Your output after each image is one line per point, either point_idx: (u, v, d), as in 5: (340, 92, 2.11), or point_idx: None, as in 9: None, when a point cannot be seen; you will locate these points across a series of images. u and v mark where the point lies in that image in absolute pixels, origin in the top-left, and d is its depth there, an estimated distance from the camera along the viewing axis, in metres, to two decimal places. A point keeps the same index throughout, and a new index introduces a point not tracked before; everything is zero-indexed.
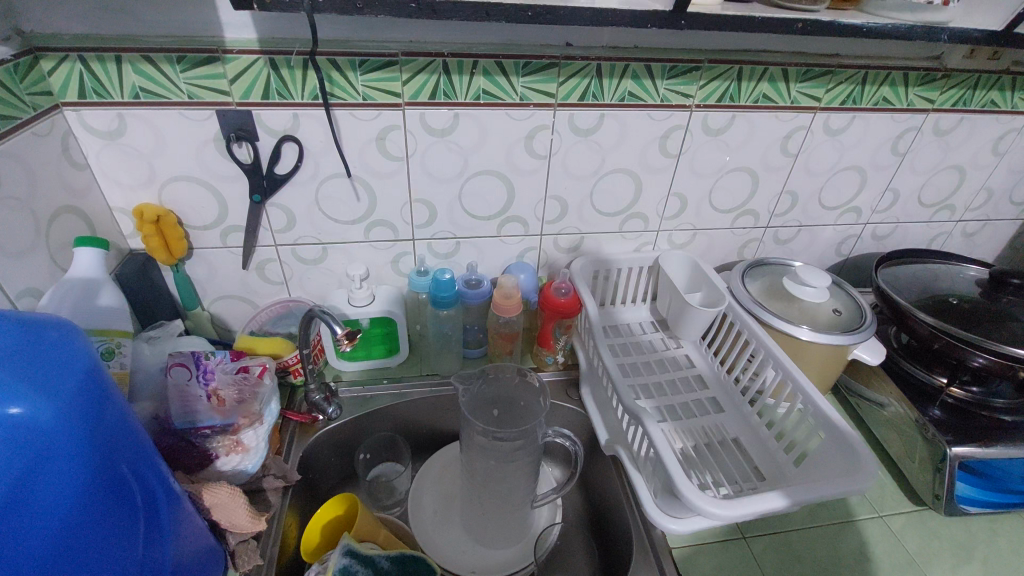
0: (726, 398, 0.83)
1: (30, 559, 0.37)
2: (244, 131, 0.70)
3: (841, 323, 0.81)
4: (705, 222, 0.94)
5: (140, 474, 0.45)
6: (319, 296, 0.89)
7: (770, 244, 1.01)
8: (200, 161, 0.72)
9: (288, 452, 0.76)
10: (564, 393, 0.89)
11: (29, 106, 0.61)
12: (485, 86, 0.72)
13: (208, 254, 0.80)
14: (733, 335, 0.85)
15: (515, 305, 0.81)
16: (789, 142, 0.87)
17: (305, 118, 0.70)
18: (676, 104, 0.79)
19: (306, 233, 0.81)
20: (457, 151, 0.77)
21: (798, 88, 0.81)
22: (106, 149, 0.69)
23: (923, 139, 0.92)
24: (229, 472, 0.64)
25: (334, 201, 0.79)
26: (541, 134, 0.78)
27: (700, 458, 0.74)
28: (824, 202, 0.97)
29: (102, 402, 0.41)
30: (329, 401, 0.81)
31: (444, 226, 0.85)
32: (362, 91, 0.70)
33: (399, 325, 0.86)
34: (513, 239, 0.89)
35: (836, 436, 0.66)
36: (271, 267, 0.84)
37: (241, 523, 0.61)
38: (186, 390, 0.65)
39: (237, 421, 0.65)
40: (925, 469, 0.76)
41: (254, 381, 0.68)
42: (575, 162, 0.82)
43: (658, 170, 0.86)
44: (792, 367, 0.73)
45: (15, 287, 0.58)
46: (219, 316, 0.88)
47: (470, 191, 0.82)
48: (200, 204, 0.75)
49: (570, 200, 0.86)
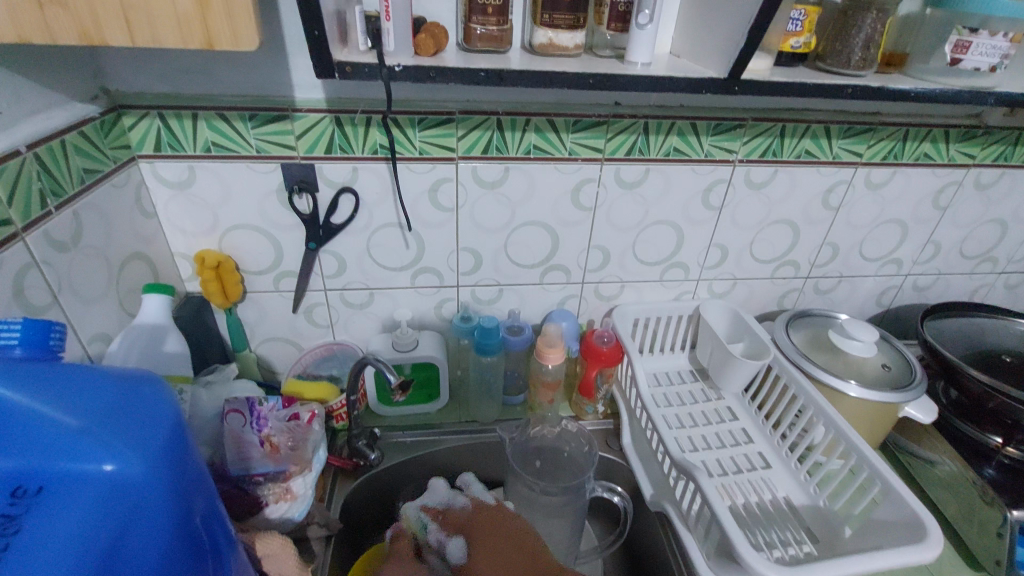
0: (772, 453, 0.81)
1: None
2: (306, 182, 0.73)
3: (889, 378, 0.80)
4: (746, 272, 0.94)
5: (210, 526, 0.45)
6: (362, 339, 0.90)
7: (810, 294, 1.00)
8: (260, 210, 0.75)
9: (331, 498, 0.76)
10: (604, 443, 0.88)
11: (110, 160, 0.64)
12: (536, 142, 0.75)
13: (260, 298, 0.83)
14: (778, 388, 0.84)
15: (559, 354, 0.81)
16: (830, 195, 0.88)
17: (363, 171, 0.73)
18: (720, 160, 0.80)
19: (355, 279, 0.83)
20: (505, 203, 0.79)
21: (839, 144, 0.82)
22: (174, 198, 0.73)
23: (964, 193, 0.92)
24: (276, 520, 0.65)
25: (384, 249, 0.81)
26: (587, 186, 0.80)
27: (751, 517, 0.72)
28: (864, 254, 0.97)
29: (185, 455, 0.41)
30: (371, 447, 0.80)
31: (488, 274, 0.86)
32: (419, 146, 0.73)
33: (440, 371, 0.87)
34: (555, 287, 0.90)
35: (896, 499, 0.65)
36: (319, 310, 0.85)
37: (290, 574, 0.60)
38: (240, 436, 0.65)
39: (288, 469, 0.66)
40: (984, 533, 0.73)
41: (305, 428, 0.69)
42: (619, 214, 0.83)
43: (700, 222, 0.87)
44: (844, 425, 0.72)
45: (87, 332, 0.60)
46: (264, 358, 0.89)
47: (516, 240, 0.83)
48: (256, 250, 0.78)
49: (612, 249, 0.87)
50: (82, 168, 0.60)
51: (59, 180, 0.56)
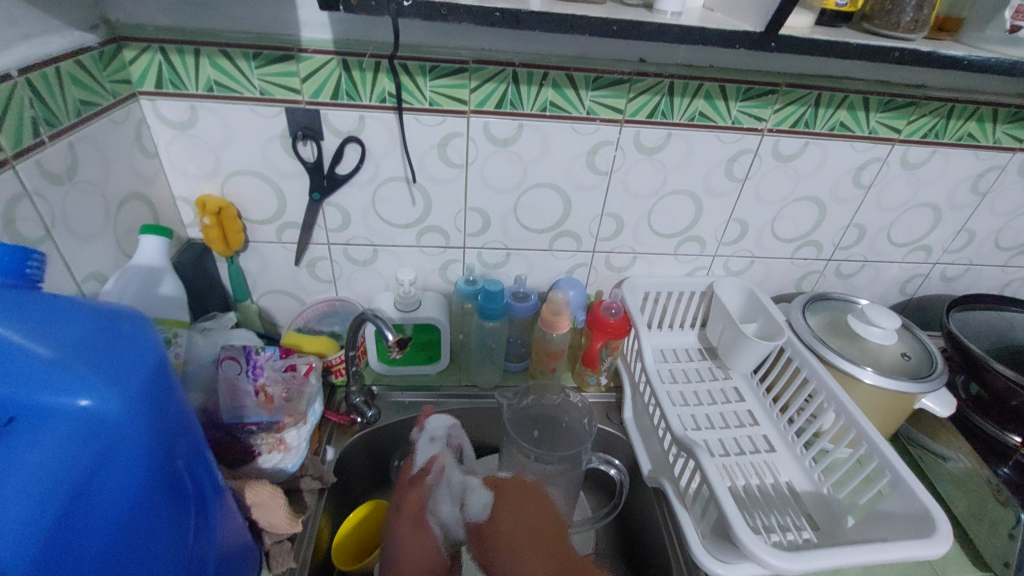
0: (778, 437, 0.79)
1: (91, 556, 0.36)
2: (310, 130, 0.70)
3: (908, 368, 0.76)
4: (765, 251, 0.90)
5: (194, 470, 0.45)
6: (365, 297, 0.88)
7: (831, 278, 0.96)
8: (263, 155, 0.72)
9: (326, 451, 0.75)
10: (605, 416, 0.86)
11: (109, 93, 0.62)
12: (553, 98, 0.71)
13: (262, 248, 0.81)
14: (790, 371, 0.81)
15: (566, 323, 0.79)
16: (862, 174, 0.83)
17: (369, 120, 0.70)
18: (748, 128, 0.76)
19: (360, 234, 0.81)
20: (518, 162, 0.76)
21: (878, 118, 0.77)
22: (176, 139, 0.70)
23: (1007, 178, 0.86)
24: (269, 470, 0.64)
25: (390, 205, 0.78)
26: (604, 149, 0.76)
27: (750, 499, 0.70)
28: (892, 238, 0.92)
29: (165, 399, 0.39)
30: (368, 405, 0.80)
31: (497, 237, 0.84)
32: (429, 97, 0.69)
33: (442, 334, 0.85)
34: (564, 254, 0.87)
35: (904, 492, 0.63)
36: (322, 265, 0.84)
37: (279, 524, 0.60)
38: (235, 383, 0.64)
39: (282, 420, 0.65)
40: (997, 534, 0.70)
41: (301, 380, 0.68)
42: (636, 181, 0.80)
43: (722, 194, 0.83)
44: (856, 413, 0.69)
45: (82, 270, 0.58)
46: (266, 311, 0.88)
47: (526, 203, 0.80)
48: (259, 198, 0.76)
49: (626, 218, 0.84)
50: (78, 100, 0.57)
51: (53, 110, 0.54)
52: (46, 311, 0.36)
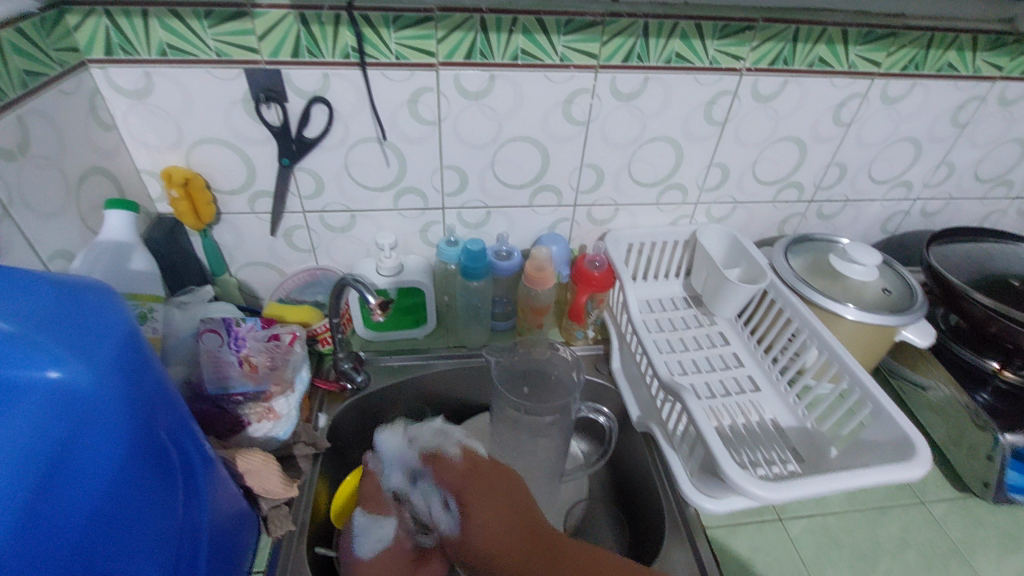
0: (763, 377, 0.80)
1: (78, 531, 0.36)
2: (273, 92, 0.67)
3: (889, 302, 0.77)
4: (747, 195, 0.90)
5: (176, 440, 0.45)
6: (345, 264, 0.87)
7: (812, 220, 0.96)
8: (227, 122, 0.69)
9: (318, 418, 0.76)
10: (594, 368, 0.87)
11: (56, 62, 0.59)
12: (524, 46, 0.68)
13: (235, 219, 0.79)
14: (773, 313, 0.81)
15: (546, 278, 0.79)
16: (842, 110, 0.82)
17: (334, 78, 0.67)
18: (725, 68, 0.74)
19: (334, 199, 0.79)
20: (491, 115, 0.74)
21: (856, 52, 0.75)
22: (134, 108, 0.67)
23: (987, 108, 0.85)
24: (260, 439, 0.64)
25: (363, 166, 0.76)
26: (580, 98, 0.74)
27: (736, 437, 0.72)
28: (873, 175, 0.91)
29: (139, 370, 0.39)
30: (357, 370, 0.80)
31: (475, 195, 0.82)
32: (395, 50, 0.66)
33: (426, 297, 0.85)
34: (545, 209, 0.86)
35: (885, 420, 0.64)
36: (299, 234, 0.82)
37: (274, 489, 0.61)
38: (218, 355, 0.64)
39: (268, 389, 0.65)
40: (973, 455, 0.72)
41: (285, 349, 0.68)
42: (613, 130, 0.78)
43: (702, 139, 0.81)
44: (838, 348, 0.70)
45: (46, 249, 0.57)
46: (246, 284, 0.87)
47: (503, 158, 0.78)
48: (227, 167, 0.74)
49: (606, 168, 0.82)
50: (23, 70, 0.54)
51: None
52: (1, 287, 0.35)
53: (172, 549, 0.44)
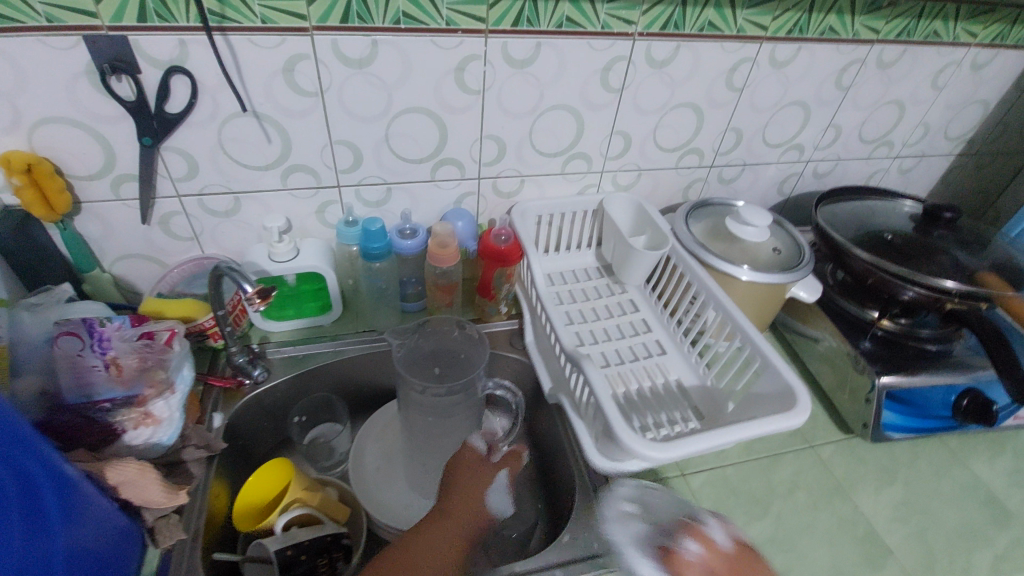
0: (668, 340, 0.83)
1: None
2: (121, 62, 0.60)
3: (779, 261, 0.80)
4: (650, 162, 0.90)
5: (18, 465, 0.38)
6: (236, 251, 0.81)
7: (714, 185, 0.99)
8: (70, 97, 0.61)
9: (213, 419, 0.71)
10: (507, 343, 0.86)
11: None
12: (405, 9, 0.64)
13: (99, 207, 0.71)
14: (676, 278, 0.83)
15: (451, 255, 0.76)
16: (735, 75, 0.83)
17: (192, 45, 0.61)
18: (618, 33, 0.73)
19: (213, 181, 0.72)
20: (379, 85, 0.69)
21: (744, 15, 0.76)
22: None
23: (867, 71, 0.89)
24: (141, 447, 0.59)
25: (241, 144, 0.70)
26: (472, 65, 0.71)
27: (640, 401, 0.74)
28: (768, 139, 0.94)
29: None
30: (254, 364, 0.76)
31: (372, 171, 0.78)
32: (259, 13, 0.60)
33: (327, 281, 0.80)
34: (448, 184, 0.83)
35: (772, 374, 0.67)
36: (177, 220, 0.75)
37: (156, 499, 0.56)
38: (77, 360, 0.58)
39: (142, 392, 0.59)
40: (855, 400, 0.78)
41: (161, 348, 0.62)
42: (511, 99, 0.75)
43: (601, 106, 0.80)
44: (731, 308, 0.73)
45: None
46: (123, 278, 0.79)
47: (397, 131, 0.74)
48: (79, 149, 0.65)
49: (508, 139, 0.80)
50: None
51: None
52: None
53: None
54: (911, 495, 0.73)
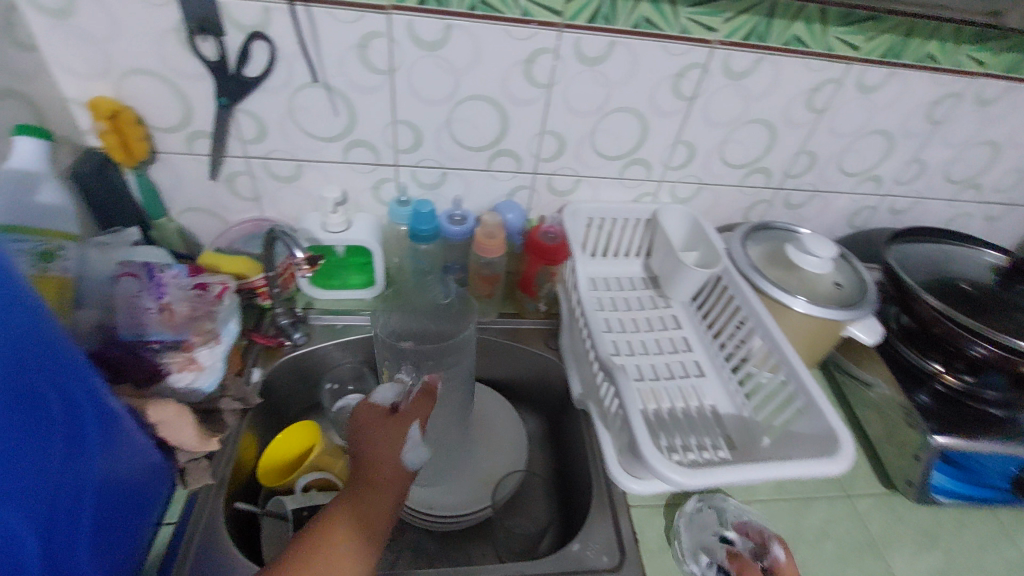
0: (708, 363, 0.80)
1: None
2: (209, 22, 0.62)
3: (839, 297, 0.76)
4: (713, 177, 0.87)
5: (56, 386, 0.41)
6: (292, 217, 0.84)
7: (779, 208, 0.94)
8: (160, 51, 0.64)
9: (251, 372, 0.74)
10: (542, 341, 0.85)
11: None
12: None
13: (173, 159, 0.74)
14: (725, 300, 0.80)
15: (497, 247, 0.76)
16: (815, 96, 0.79)
17: (276, 13, 0.62)
18: (697, 39, 0.70)
19: (278, 146, 0.75)
20: (448, 70, 0.70)
21: (834, 33, 0.72)
22: (55, 29, 0.62)
23: (964, 106, 0.83)
24: (183, 390, 0.62)
25: (309, 114, 0.72)
26: (542, 58, 0.70)
27: (671, 421, 0.71)
28: (843, 167, 0.89)
29: (7, 306, 0.35)
30: (296, 327, 0.79)
31: (430, 154, 0.78)
32: None
33: (374, 257, 0.82)
34: (504, 175, 0.82)
35: (815, 414, 0.64)
36: (241, 180, 0.78)
37: (189, 443, 0.59)
38: (135, 300, 0.61)
39: (188, 339, 0.61)
40: (903, 455, 0.73)
41: (211, 301, 0.65)
42: (578, 97, 0.74)
43: (670, 114, 0.78)
44: (780, 339, 0.69)
45: None
46: (186, 230, 0.83)
47: (460, 117, 0.75)
48: (161, 102, 0.69)
49: (569, 137, 0.79)
50: None
51: None
52: None
53: (43, 508, 0.40)
54: (952, 566, 0.67)
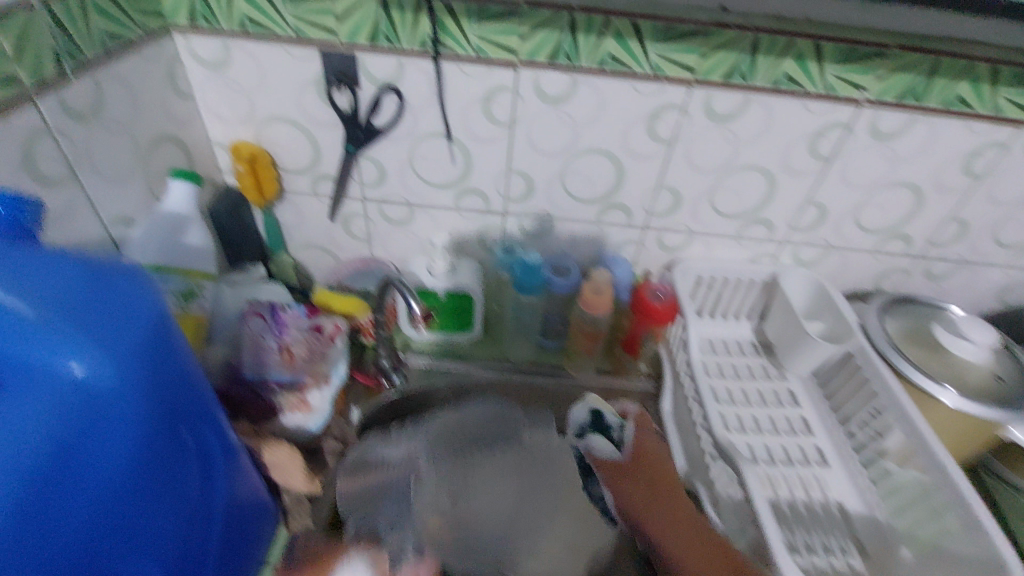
0: (834, 451, 0.72)
1: (84, 522, 0.34)
2: (346, 76, 0.65)
3: (998, 391, 0.65)
4: (843, 241, 0.79)
5: (199, 430, 0.43)
6: (398, 257, 0.85)
7: (918, 278, 0.84)
8: (299, 101, 0.68)
9: (351, 413, 0.75)
10: (642, 405, 0.80)
11: (139, 27, 0.59)
12: (613, 52, 0.62)
13: (297, 199, 0.78)
14: (856, 380, 0.72)
15: (604, 304, 0.74)
16: (977, 160, 0.70)
17: (408, 67, 0.64)
18: (842, 97, 0.65)
19: (394, 191, 0.76)
20: (569, 124, 0.68)
21: (1008, 93, 0.64)
22: (211, 80, 0.67)
23: None
24: (292, 430, 0.62)
25: (427, 162, 0.73)
26: (668, 114, 0.67)
27: (793, 515, 0.64)
28: (1002, 238, 0.78)
29: (159, 363, 0.37)
30: (395, 370, 0.78)
31: (540, 205, 0.77)
32: (474, 44, 0.62)
33: (476, 303, 0.82)
34: (612, 229, 0.79)
35: (975, 532, 0.55)
36: (356, 221, 0.80)
37: (297, 485, 0.60)
38: (259, 340, 0.64)
39: (304, 379, 0.63)
40: None
41: (325, 342, 0.66)
42: (702, 154, 0.70)
43: (802, 174, 0.72)
44: (929, 437, 0.61)
45: (110, 213, 0.57)
46: (300, 264, 0.87)
47: (575, 170, 0.73)
48: (294, 147, 0.72)
49: (687, 194, 0.74)
50: (105, 32, 0.54)
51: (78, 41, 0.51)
52: (33, 267, 0.33)
53: (182, 549, 0.42)
54: None
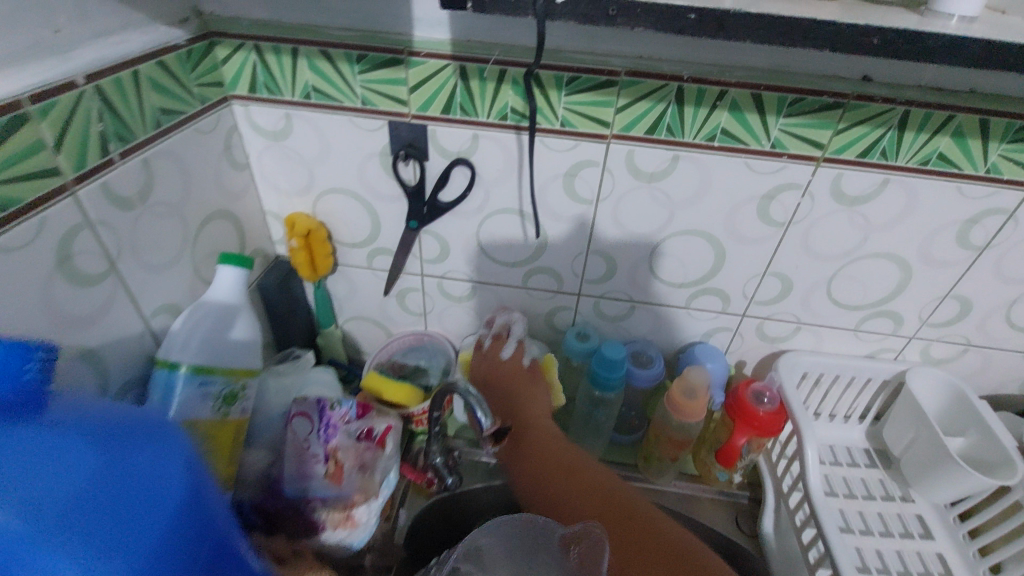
0: None
1: None
2: (415, 147, 0.58)
3: None
4: (987, 339, 0.66)
5: None
6: (457, 334, 0.77)
7: None
8: (361, 173, 0.61)
9: (397, 516, 0.66)
10: (733, 523, 0.68)
11: (196, 99, 0.54)
12: (726, 125, 0.53)
13: (351, 272, 0.71)
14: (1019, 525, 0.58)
15: (699, 409, 0.62)
16: None
17: (484, 140, 0.57)
18: (1008, 180, 0.53)
19: (458, 267, 0.68)
20: (664, 202, 0.59)
21: None
22: (268, 150, 0.62)
23: None
24: (332, 546, 0.54)
25: (497, 238, 0.65)
26: (786, 194, 0.56)
27: None
28: None
29: (188, 552, 0.29)
30: (448, 469, 0.65)
31: (621, 287, 0.67)
32: (562, 116, 0.54)
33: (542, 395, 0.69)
34: (704, 316, 0.69)
35: None
36: (413, 296, 0.73)
37: None
38: (303, 446, 0.55)
39: (351, 495, 0.54)
40: None
41: (375, 449, 0.58)
42: (822, 239, 0.59)
43: (945, 264, 0.60)
44: None
45: (151, 304, 0.51)
46: (350, 336, 0.80)
47: (666, 252, 0.63)
48: (352, 219, 0.66)
49: (798, 281, 0.64)
50: (159, 108, 0.49)
51: (127, 122, 0.46)
52: (39, 456, 0.27)
53: None
54: None
